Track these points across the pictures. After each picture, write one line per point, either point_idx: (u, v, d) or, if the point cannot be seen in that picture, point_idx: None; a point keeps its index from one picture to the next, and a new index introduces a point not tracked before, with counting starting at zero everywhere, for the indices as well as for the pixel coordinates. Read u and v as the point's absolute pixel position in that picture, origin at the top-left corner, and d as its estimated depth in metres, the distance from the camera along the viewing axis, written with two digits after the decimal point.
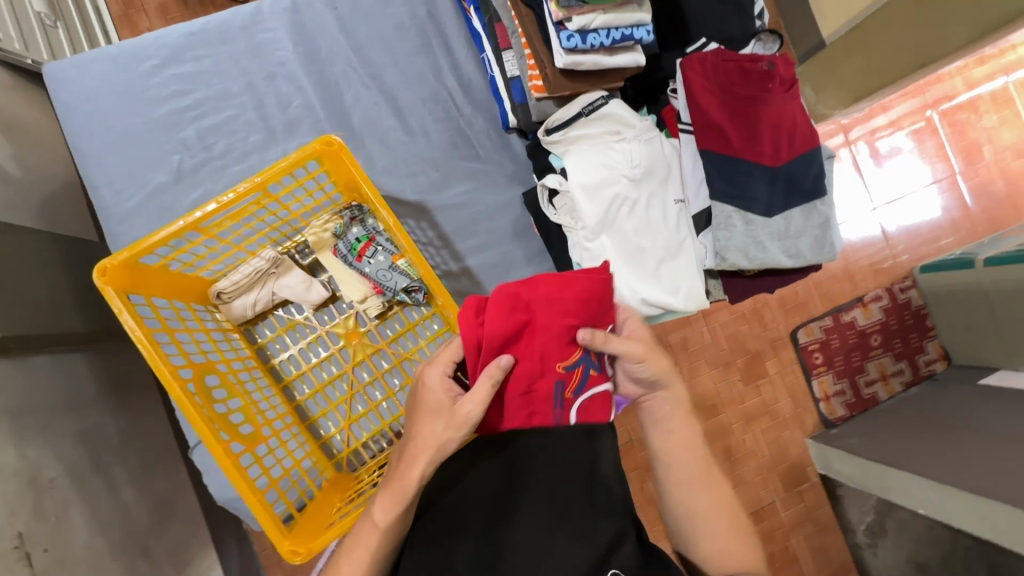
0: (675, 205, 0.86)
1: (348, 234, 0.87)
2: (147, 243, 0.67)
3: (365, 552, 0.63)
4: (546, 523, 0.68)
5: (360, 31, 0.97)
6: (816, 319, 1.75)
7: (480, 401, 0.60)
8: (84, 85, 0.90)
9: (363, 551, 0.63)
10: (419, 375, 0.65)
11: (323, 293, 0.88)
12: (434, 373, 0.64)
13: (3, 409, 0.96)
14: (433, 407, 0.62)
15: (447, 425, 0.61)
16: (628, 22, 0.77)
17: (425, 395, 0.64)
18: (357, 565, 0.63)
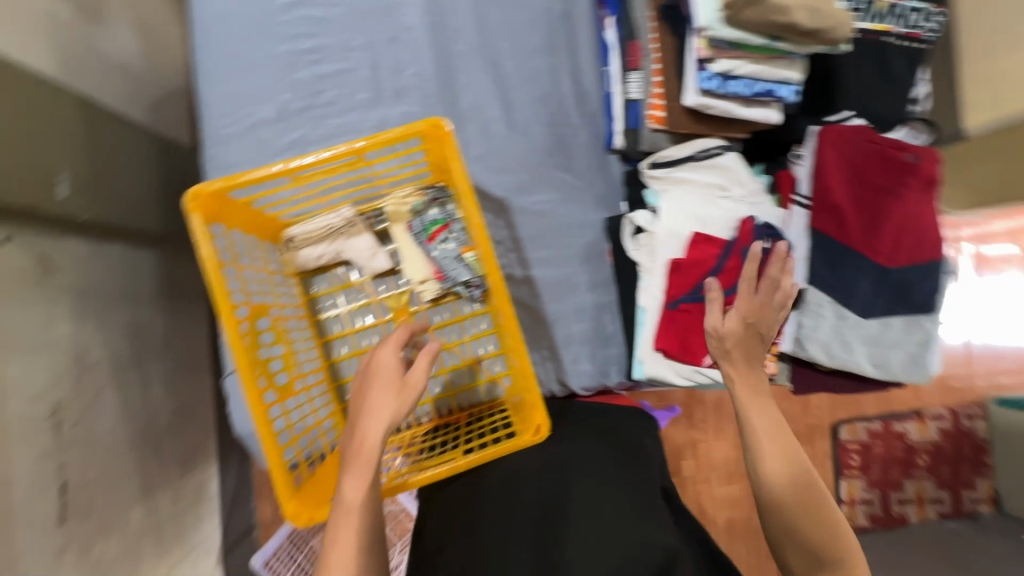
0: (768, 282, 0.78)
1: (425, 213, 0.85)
2: (240, 179, 0.67)
3: (352, 529, 0.56)
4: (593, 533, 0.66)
5: (491, 15, 0.95)
6: (865, 420, 1.68)
7: (426, 368, 0.62)
8: (220, 6, 0.92)
9: (350, 530, 0.56)
10: (368, 357, 0.63)
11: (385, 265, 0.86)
12: (386, 351, 0.63)
13: (70, 286, 1.04)
14: (388, 380, 0.61)
15: (403, 394, 0.60)
16: (775, 78, 0.71)
17: (377, 372, 0.61)
18: (346, 551, 0.55)
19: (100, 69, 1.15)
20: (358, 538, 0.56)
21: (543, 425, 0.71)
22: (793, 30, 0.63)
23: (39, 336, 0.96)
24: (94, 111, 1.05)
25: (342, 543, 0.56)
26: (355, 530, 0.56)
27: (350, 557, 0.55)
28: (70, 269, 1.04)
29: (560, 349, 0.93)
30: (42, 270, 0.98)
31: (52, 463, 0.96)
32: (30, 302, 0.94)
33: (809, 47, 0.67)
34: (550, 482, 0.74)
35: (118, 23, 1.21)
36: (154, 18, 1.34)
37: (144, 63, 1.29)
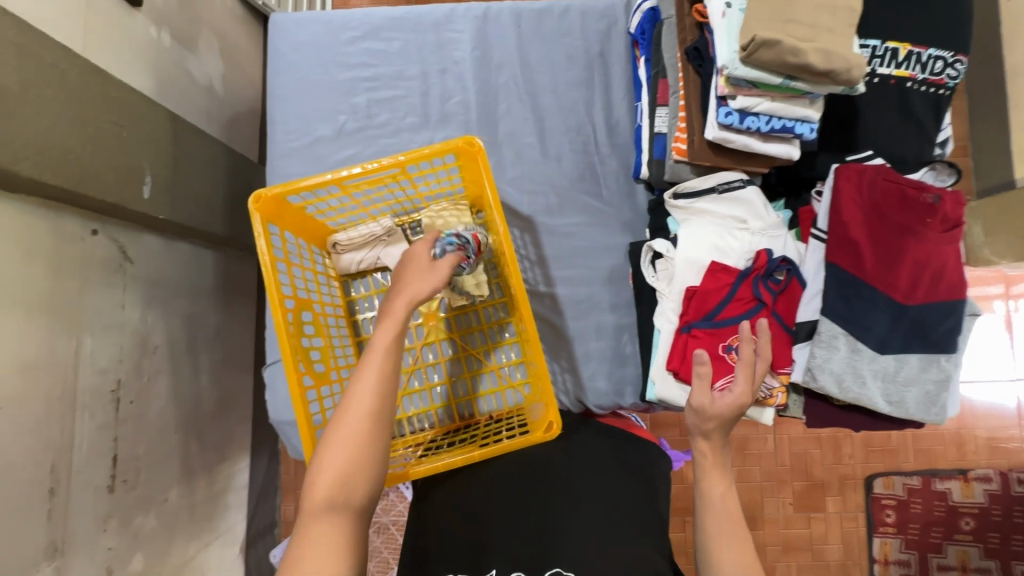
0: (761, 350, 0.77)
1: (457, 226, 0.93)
2: (298, 185, 0.77)
3: (375, 378, 0.64)
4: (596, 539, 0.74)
5: (533, 52, 1.03)
6: (903, 474, 1.60)
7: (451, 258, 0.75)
8: (295, 38, 1.04)
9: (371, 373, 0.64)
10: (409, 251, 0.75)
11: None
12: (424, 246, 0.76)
13: (143, 276, 1.17)
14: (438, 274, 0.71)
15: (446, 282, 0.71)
16: (793, 115, 0.74)
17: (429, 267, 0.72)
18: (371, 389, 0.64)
19: (188, 89, 1.31)
20: (382, 379, 0.64)
21: (555, 422, 0.76)
22: (808, 71, 0.67)
23: (112, 318, 1.08)
24: (180, 124, 1.20)
25: (366, 380, 0.64)
26: (381, 371, 0.64)
27: (373, 395, 0.63)
28: (146, 261, 1.18)
29: (578, 365, 0.96)
30: (123, 260, 1.11)
31: (108, 433, 1.06)
32: (110, 286, 1.07)
33: (827, 87, 0.70)
34: (553, 489, 0.80)
35: (207, 50, 1.38)
36: (238, 47, 1.51)
37: (224, 85, 1.46)
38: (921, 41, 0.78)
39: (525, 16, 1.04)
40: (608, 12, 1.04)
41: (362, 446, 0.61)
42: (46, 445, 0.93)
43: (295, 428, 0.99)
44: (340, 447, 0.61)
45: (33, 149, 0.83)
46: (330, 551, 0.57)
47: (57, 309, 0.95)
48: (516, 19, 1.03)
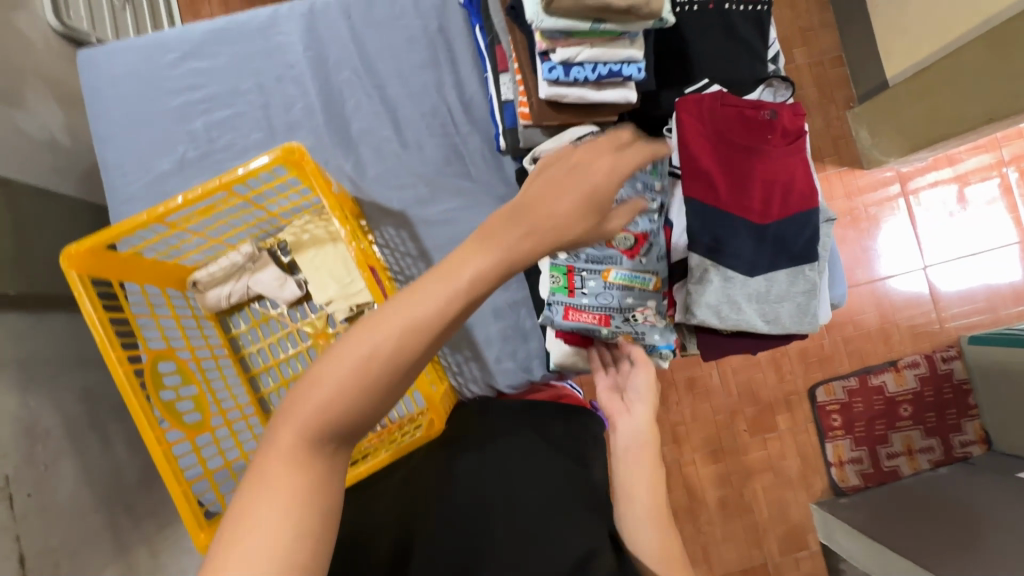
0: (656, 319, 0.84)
1: (324, 238, 0.89)
2: (114, 232, 0.70)
3: (390, 340, 0.44)
4: (528, 523, 0.70)
5: (369, 40, 0.98)
6: (840, 378, 1.68)
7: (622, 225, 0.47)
8: (109, 72, 0.96)
9: (394, 324, 0.44)
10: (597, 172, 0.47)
11: (294, 291, 0.90)
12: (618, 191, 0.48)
13: (12, 359, 1.07)
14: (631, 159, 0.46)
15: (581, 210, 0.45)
16: (617, 58, 0.72)
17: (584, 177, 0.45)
18: (369, 344, 0.44)
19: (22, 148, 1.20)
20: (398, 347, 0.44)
21: (436, 419, 0.78)
22: (609, 10, 0.65)
23: None
24: (16, 189, 1.10)
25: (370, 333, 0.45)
26: (409, 323, 0.44)
27: (376, 355, 0.44)
28: (11, 343, 1.07)
29: (482, 350, 0.95)
30: None
31: (9, 533, 0.98)
32: None
33: (637, 23, 0.69)
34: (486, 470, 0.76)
35: (38, 102, 1.27)
36: (74, 90, 1.40)
37: (70, 136, 1.35)
38: None
39: (352, 4, 0.98)
40: None
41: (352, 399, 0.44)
42: None
43: None
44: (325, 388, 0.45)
45: None
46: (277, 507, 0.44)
47: None
48: (344, 8, 0.98)
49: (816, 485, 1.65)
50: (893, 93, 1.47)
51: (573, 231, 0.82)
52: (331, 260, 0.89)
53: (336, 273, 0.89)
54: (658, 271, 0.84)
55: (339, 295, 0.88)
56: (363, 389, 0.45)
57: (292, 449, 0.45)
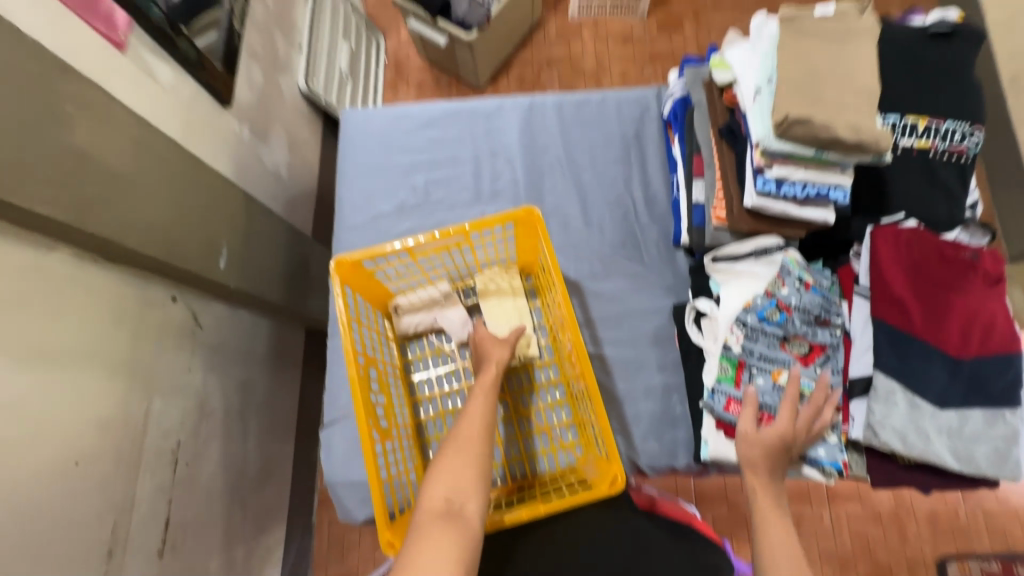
0: (869, 438, 0.77)
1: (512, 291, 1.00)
2: (373, 252, 0.85)
3: (480, 410, 0.77)
4: None
5: (574, 135, 1.15)
6: (979, 559, 1.56)
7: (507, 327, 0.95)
8: (363, 128, 1.19)
9: (476, 409, 0.78)
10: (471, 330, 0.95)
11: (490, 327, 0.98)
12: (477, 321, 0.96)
13: (208, 341, 1.24)
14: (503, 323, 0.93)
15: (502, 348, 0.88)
16: (826, 183, 0.81)
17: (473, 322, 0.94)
18: (473, 418, 0.76)
19: (258, 175, 1.48)
20: (485, 411, 0.77)
21: (619, 475, 0.78)
22: (838, 143, 0.74)
23: (178, 380, 1.15)
24: (253, 205, 1.34)
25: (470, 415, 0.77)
26: (486, 409, 0.78)
27: (479, 421, 0.76)
28: (212, 328, 1.26)
29: (629, 427, 0.98)
30: (193, 326, 1.19)
31: (164, 495, 1.09)
32: (180, 350, 1.15)
33: (856, 156, 0.77)
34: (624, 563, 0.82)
35: (277, 143, 1.58)
36: (298, 139, 1.73)
37: (288, 171, 1.65)
38: (937, 115, 0.86)
39: (566, 105, 1.16)
40: (641, 99, 1.16)
41: (479, 452, 0.72)
42: (109, 505, 0.95)
43: (351, 490, 0.99)
44: (459, 456, 0.71)
45: (139, 226, 0.95)
46: (446, 551, 0.62)
47: (134, 371, 1.03)
48: (559, 108, 1.16)
49: None
50: None
51: (754, 330, 0.85)
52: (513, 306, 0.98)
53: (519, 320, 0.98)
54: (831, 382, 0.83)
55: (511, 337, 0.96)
56: (480, 447, 0.73)
57: (436, 518, 0.65)
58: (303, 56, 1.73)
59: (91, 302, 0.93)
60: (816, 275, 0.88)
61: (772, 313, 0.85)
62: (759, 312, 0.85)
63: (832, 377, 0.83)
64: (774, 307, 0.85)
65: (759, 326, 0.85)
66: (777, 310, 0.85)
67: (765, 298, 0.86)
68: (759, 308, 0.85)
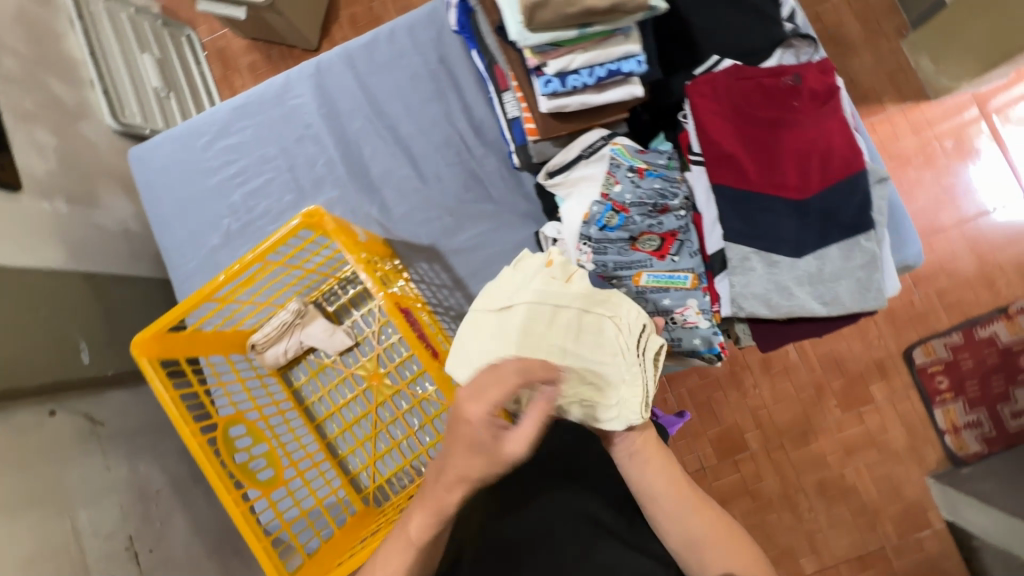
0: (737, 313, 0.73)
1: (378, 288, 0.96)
2: (173, 315, 0.76)
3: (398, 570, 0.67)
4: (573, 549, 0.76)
5: (375, 86, 1.01)
6: (941, 335, 1.64)
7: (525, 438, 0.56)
8: (156, 163, 1.05)
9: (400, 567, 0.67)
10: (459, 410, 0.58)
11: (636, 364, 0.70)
12: (478, 409, 0.57)
13: (119, 431, 1.20)
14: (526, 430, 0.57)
15: (483, 467, 0.57)
16: (613, 56, 0.69)
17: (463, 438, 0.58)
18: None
19: (102, 240, 1.36)
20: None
21: None
22: (596, 13, 0.64)
23: (100, 481, 1.11)
24: (100, 278, 1.24)
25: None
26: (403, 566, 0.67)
27: None
28: (117, 417, 1.21)
29: None
30: (92, 425, 1.14)
31: None
32: (88, 453, 1.11)
33: (627, 18, 0.65)
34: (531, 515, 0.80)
35: (112, 199, 1.44)
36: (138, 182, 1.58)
37: (141, 222, 1.52)
38: None
39: (354, 55, 1.02)
40: (432, 16, 1.00)
41: None
42: None
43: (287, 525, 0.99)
44: None
45: None
46: None
47: (39, 498, 0.99)
48: (348, 60, 1.02)
49: (930, 458, 1.64)
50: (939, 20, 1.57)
51: (600, 242, 0.78)
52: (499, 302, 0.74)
53: (557, 325, 0.71)
54: (693, 266, 0.76)
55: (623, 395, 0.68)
56: None
57: None
58: (98, 89, 1.52)
59: None
60: (650, 157, 0.80)
61: (610, 218, 0.77)
62: (598, 222, 0.77)
63: (692, 260, 0.76)
64: (611, 211, 0.77)
65: (603, 235, 0.77)
66: (615, 213, 0.77)
67: (600, 204, 0.77)
68: (597, 218, 0.77)
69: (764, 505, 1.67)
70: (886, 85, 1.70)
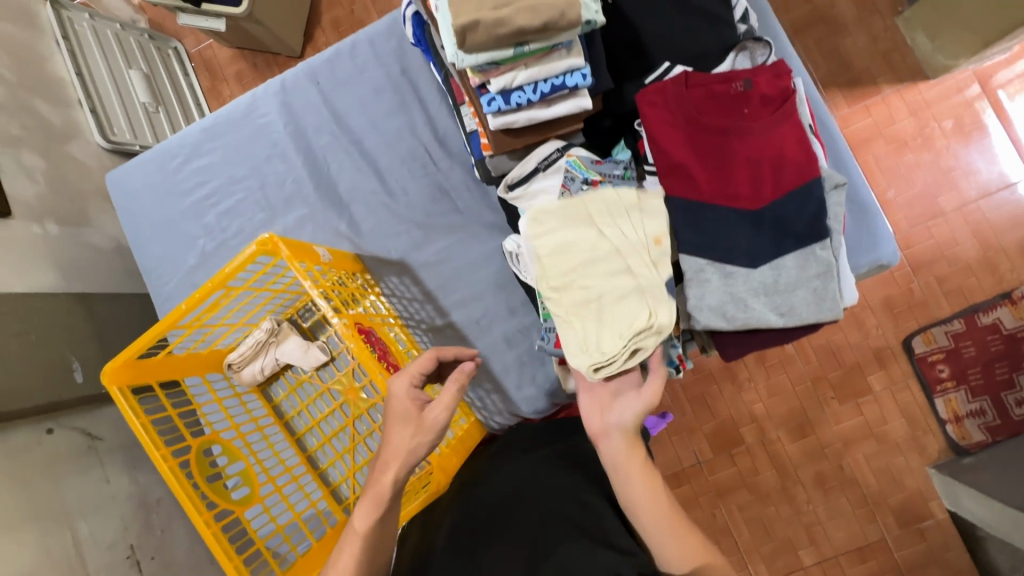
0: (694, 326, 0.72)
1: None
2: (141, 343, 0.78)
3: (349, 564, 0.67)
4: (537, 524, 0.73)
5: (340, 101, 1.01)
6: (941, 323, 1.60)
7: (444, 408, 0.71)
8: (133, 187, 1.08)
9: (348, 559, 0.68)
10: (387, 387, 0.74)
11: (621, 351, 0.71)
12: (402, 384, 0.74)
13: (117, 445, 1.25)
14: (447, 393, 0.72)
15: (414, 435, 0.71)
16: (556, 71, 0.68)
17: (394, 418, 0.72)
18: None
19: (95, 259, 1.40)
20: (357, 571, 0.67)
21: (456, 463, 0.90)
22: (527, 33, 0.62)
23: (100, 494, 1.16)
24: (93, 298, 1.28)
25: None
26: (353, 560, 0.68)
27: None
28: (115, 432, 1.25)
29: (501, 381, 0.96)
30: (90, 441, 1.19)
31: None
32: (86, 468, 1.16)
33: (564, 34, 0.64)
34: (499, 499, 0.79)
35: (103, 218, 1.48)
36: None
37: None
38: None
39: (318, 70, 1.02)
40: (392, 28, 1.00)
41: None
42: None
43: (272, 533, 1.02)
44: None
45: None
46: None
47: (40, 514, 1.04)
48: (312, 76, 1.02)
49: (932, 448, 1.61)
50: None
51: None
52: (546, 218, 0.76)
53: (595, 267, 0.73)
54: None
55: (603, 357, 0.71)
56: None
57: None
58: (85, 109, 1.55)
59: None
60: (606, 168, 0.79)
61: None
62: None
63: None
64: None
65: None
66: None
67: None
68: None
69: (762, 498, 1.66)
70: (879, 66, 1.64)
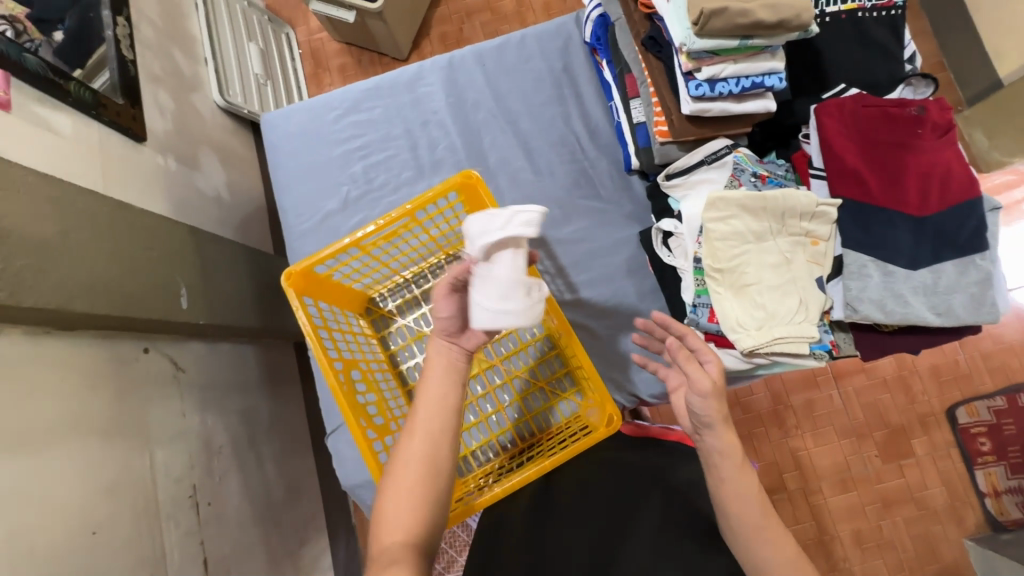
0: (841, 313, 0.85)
1: None
2: (322, 255, 0.85)
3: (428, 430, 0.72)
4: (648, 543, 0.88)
5: (502, 84, 1.10)
6: (984, 398, 1.67)
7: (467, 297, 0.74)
8: (285, 130, 1.13)
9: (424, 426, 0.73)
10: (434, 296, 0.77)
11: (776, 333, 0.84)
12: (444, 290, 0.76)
13: (194, 382, 1.22)
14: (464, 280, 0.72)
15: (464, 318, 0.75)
16: (759, 71, 0.82)
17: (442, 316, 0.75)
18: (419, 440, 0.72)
19: (198, 203, 1.43)
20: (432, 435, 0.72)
21: (616, 413, 0.84)
22: (760, 26, 0.76)
23: (176, 426, 1.13)
24: (200, 233, 1.29)
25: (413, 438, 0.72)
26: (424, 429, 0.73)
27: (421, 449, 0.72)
28: (195, 368, 1.23)
29: (622, 360, 0.99)
30: (175, 370, 1.17)
31: (194, 538, 1.09)
32: (169, 397, 1.13)
33: (783, 36, 0.79)
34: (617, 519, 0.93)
35: (208, 166, 1.52)
36: (231, 157, 1.66)
37: (229, 193, 1.59)
38: None
39: (486, 54, 1.11)
40: (560, 30, 1.11)
41: (426, 480, 0.71)
42: (142, 558, 0.96)
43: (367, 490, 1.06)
44: (408, 482, 0.71)
45: (78, 288, 0.91)
46: None
47: (127, 429, 1.01)
48: (480, 58, 1.11)
49: (969, 520, 1.63)
50: (1001, 98, 1.66)
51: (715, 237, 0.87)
52: (726, 204, 0.86)
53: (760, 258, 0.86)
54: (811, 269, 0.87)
55: (760, 342, 0.84)
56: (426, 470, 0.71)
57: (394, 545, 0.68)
58: (211, 67, 1.62)
59: (58, 373, 0.90)
60: (769, 168, 0.93)
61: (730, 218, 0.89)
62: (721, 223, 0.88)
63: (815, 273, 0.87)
64: None
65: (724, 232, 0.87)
66: None
67: None
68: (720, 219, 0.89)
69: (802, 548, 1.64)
70: None
